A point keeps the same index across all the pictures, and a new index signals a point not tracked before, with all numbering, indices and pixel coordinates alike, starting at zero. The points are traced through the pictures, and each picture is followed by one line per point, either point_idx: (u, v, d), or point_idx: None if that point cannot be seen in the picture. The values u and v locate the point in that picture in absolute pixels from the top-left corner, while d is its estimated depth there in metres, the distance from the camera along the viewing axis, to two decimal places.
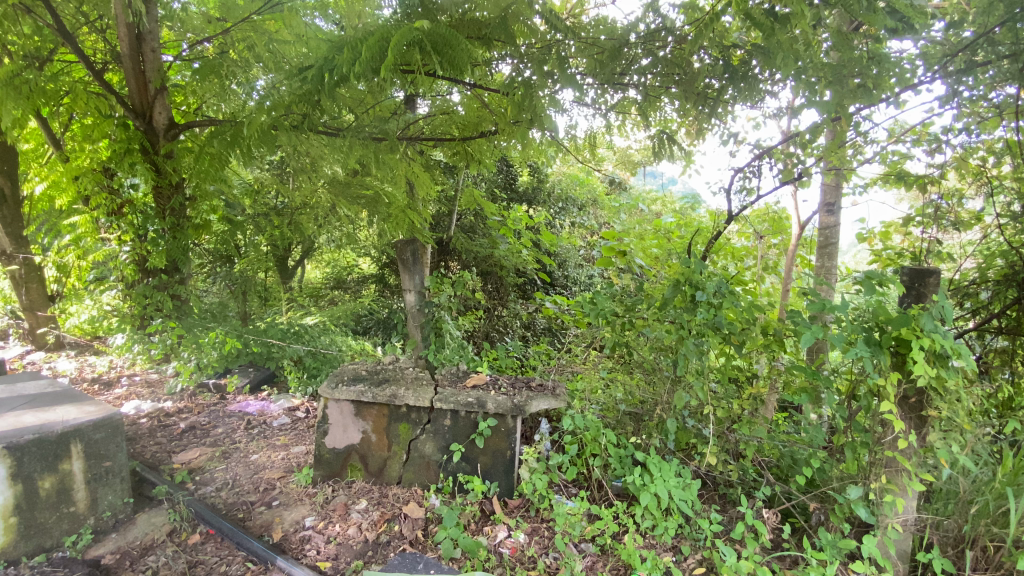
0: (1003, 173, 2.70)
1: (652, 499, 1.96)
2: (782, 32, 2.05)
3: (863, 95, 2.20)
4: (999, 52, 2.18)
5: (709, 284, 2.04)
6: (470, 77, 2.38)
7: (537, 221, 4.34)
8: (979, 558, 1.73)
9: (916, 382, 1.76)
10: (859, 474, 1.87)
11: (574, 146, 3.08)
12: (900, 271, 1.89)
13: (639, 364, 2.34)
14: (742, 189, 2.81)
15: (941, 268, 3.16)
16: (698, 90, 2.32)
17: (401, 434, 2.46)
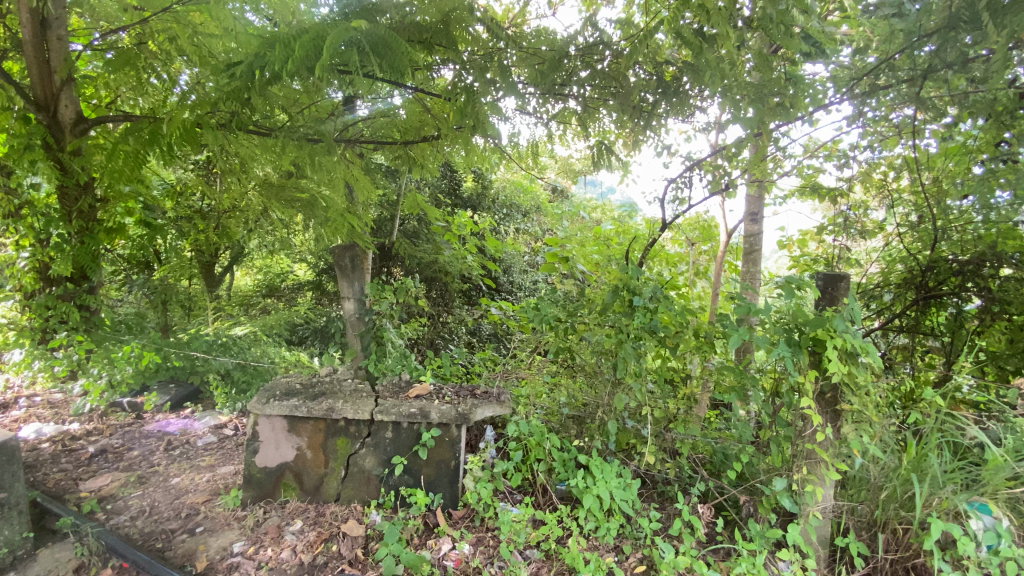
0: (902, 187, 2.99)
1: (595, 501, 1.99)
2: (710, 52, 2.18)
3: (783, 113, 2.37)
4: (899, 76, 2.36)
5: (645, 290, 2.13)
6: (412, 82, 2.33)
7: (482, 227, 4.32)
8: (890, 540, 1.88)
9: (831, 378, 1.89)
10: (783, 466, 1.99)
11: (517, 153, 3.11)
12: (816, 277, 2.04)
13: (582, 368, 2.37)
14: (675, 199, 2.95)
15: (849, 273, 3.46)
16: (634, 104, 2.42)
17: (339, 449, 2.36)
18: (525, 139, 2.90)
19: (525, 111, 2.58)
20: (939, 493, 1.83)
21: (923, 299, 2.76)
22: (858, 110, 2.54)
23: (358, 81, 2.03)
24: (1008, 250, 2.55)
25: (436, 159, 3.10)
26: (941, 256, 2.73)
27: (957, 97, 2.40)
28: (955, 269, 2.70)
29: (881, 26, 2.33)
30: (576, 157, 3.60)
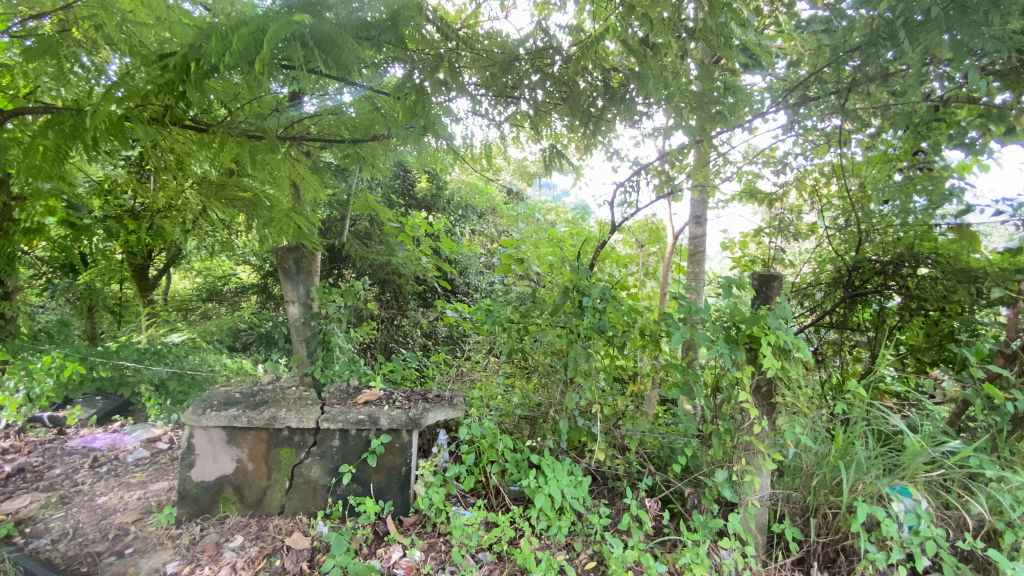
0: (831, 193, 3.19)
1: (546, 500, 2.00)
2: (654, 60, 2.26)
3: (723, 121, 2.45)
4: (827, 89, 2.56)
5: (594, 290, 2.18)
6: (362, 80, 2.30)
7: (436, 229, 4.27)
8: (821, 524, 2.00)
9: (766, 373, 1.99)
10: (724, 458, 2.08)
11: (470, 154, 3.10)
12: (752, 277, 2.14)
13: (535, 369, 2.39)
14: (624, 202, 3.03)
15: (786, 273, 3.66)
16: (582, 109, 2.53)
17: (283, 460, 2.26)
18: (478, 141, 2.89)
19: (478, 113, 2.58)
20: (864, 479, 1.95)
21: (850, 297, 2.93)
22: (793, 118, 2.72)
23: (301, 77, 1.99)
24: (924, 251, 2.77)
25: (387, 158, 3.05)
26: (865, 257, 2.92)
27: (879, 109, 2.59)
28: (877, 269, 2.90)
29: (812, 40, 2.47)
30: (529, 160, 3.63)
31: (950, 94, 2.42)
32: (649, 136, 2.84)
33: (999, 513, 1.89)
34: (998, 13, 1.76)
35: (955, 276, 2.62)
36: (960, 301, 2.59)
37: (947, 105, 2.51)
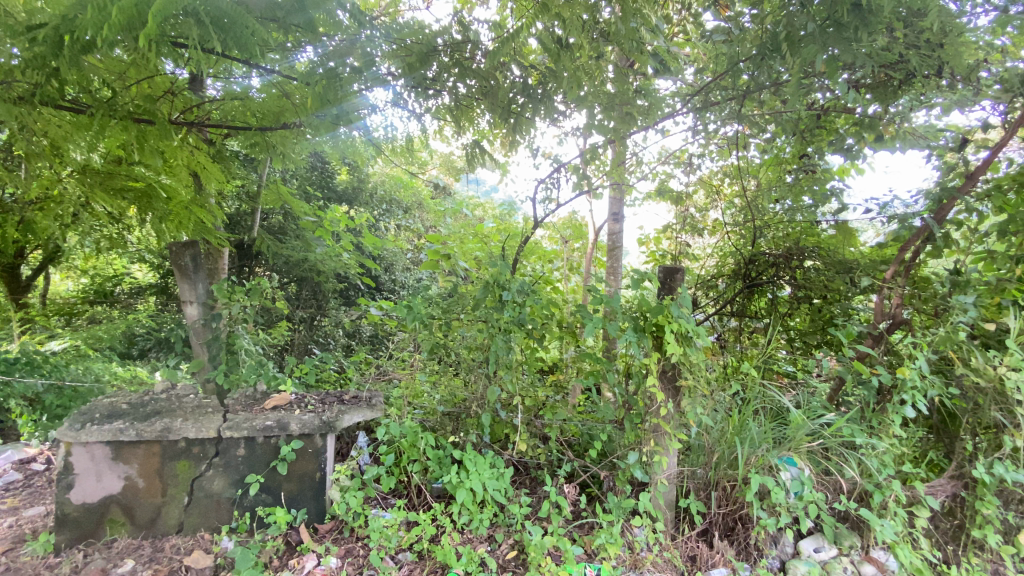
0: (731, 192, 3.45)
1: (467, 494, 1.99)
2: (568, 58, 2.32)
3: (631, 122, 2.64)
4: (727, 95, 2.76)
5: (513, 284, 2.18)
6: (269, 65, 2.16)
7: (357, 223, 4.11)
8: (721, 496, 2.16)
9: (671, 359, 2.12)
10: (637, 441, 2.19)
11: (393, 148, 3.04)
12: (659, 270, 2.28)
13: (457, 364, 2.37)
14: (546, 198, 3.08)
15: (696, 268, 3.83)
16: (502, 103, 2.56)
17: (180, 474, 2.09)
18: (402, 136, 2.85)
19: (398, 104, 2.51)
20: (757, 452, 2.13)
21: (749, 288, 3.18)
22: (699, 122, 2.94)
23: (198, 57, 1.82)
24: (808, 245, 3.08)
25: (300, 148, 2.90)
26: (760, 251, 3.18)
27: (771, 116, 2.83)
28: (770, 262, 3.16)
29: (714, 48, 2.63)
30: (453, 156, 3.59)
31: (829, 104, 2.69)
32: (569, 135, 2.91)
33: (868, 477, 2.09)
34: (867, 31, 1.97)
35: (833, 267, 2.94)
36: (839, 289, 2.90)
37: (827, 113, 2.78)
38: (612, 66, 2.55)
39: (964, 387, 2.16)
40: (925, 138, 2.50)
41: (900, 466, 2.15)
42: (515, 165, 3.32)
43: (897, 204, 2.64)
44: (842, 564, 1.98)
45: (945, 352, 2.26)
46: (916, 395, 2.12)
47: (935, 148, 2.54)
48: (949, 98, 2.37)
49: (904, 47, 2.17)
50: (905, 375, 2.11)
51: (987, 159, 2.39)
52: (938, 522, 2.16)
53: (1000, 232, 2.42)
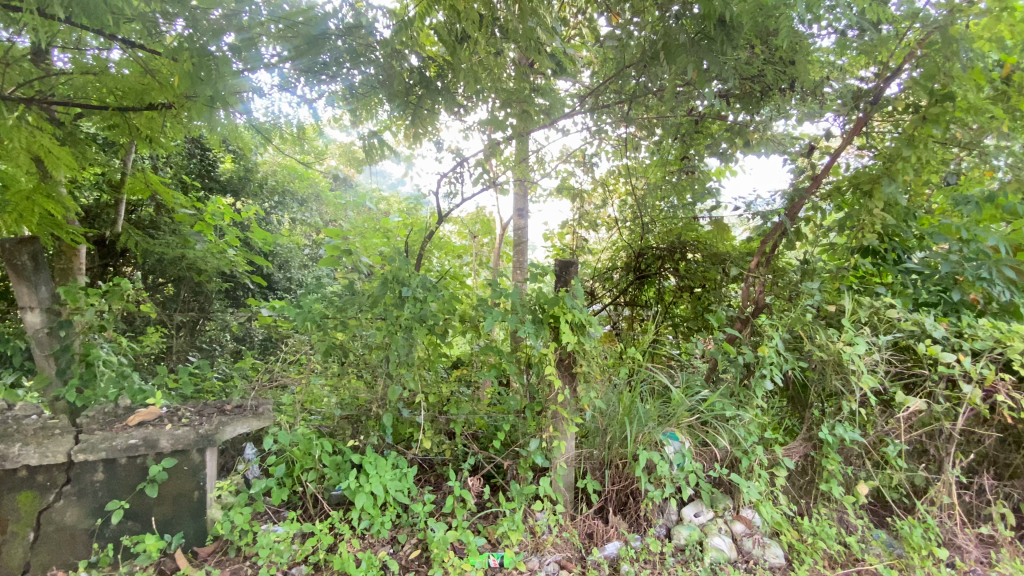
0: (620, 188, 3.59)
1: (367, 498, 1.92)
2: (466, 50, 2.35)
3: (528, 120, 2.73)
4: (617, 98, 2.90)
5: (413, 280, 2.10)
6: (133, 37, 2.00)
7: (245, 216, 3.77)
8: (615, 474, 2.30)
9: (567, 348, 2.21)
10: (538, 429, 2.25)
11: (289, 135, 2.87)
12: (556, 264, 2.39)
13: (356, 365, 2.27)
14: (449, 192, 3.04)
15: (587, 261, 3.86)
16: (402, 91, 2.51)
17: (21, 508, 1.82)
18: (300, 123, 2.75)
19: (285, 88, 2.31)
20: (645, 430, 2.29)
21: (637, 279, 3.50)
22: (595, 122, 3.06)
23: (36, 25, 1.59)
24: (688, 240, 3.38)
25: (170, 130, 2.63)
26: (649, 245, 3.46)
27: (657, 120, 3.01)
28: (656, 256, 3.48)
29: (604, 52, 2.74)
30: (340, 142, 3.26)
31: (706, 111, 2.92)
32: (474, 130, 2.90)
33: (738, 445, 2.34)
34: (730, 45, 2.19)
35: (710, 260, 3.29)
36: (714, 278, 3.25)
37: (704, 119, 3.02)
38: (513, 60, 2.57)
39: (812, 360, 2.48)
40: (782, 145, 2.89)
41: (763, 433, 2.43)
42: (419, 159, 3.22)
43: (760, 202, 3.02)
44: (717, 525, 2.20)
45: (797, 331, 2.59)
46: (774, 368, 2.41)
47: (790, 153, 2.92)
48: (801, 109, 2.67)
49: (762, 62, 2.44)
50: (764, 353, 2.39)
51: (829, 163, 2.72)
52: (794, 479, 2.48)
53: (840, 226, 2.80)
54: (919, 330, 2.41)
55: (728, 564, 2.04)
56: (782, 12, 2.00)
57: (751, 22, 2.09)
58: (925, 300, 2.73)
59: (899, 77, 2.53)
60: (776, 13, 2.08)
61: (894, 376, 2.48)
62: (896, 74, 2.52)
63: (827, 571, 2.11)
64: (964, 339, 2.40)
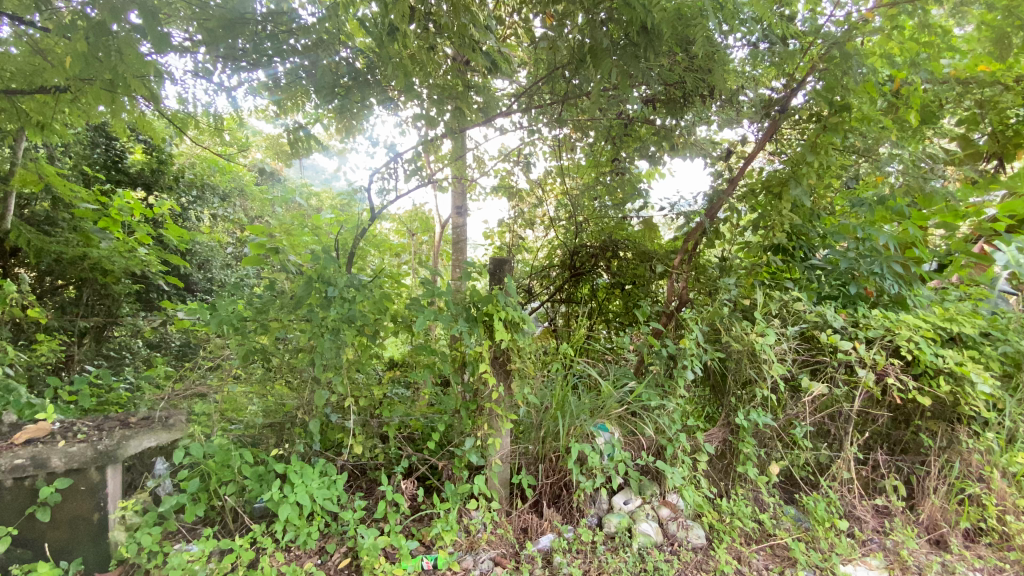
0: (555, 185, 3.64)
1: (292, 509, 1.83)
2: (393, 47, 2.26)
3: (461, 116, 2.71)
4: (547, 99, 2.95)
5: (340, 279, 2.01)
6: (32, 15, 1.85)
7: (157, 212, 3.48)
8: (548, 468, 2.35)
9: (501, 346, 2.22)
10: (472, 428, 2.25)
11: (208, 125, 2.69)
12: (490, 263, 2.41)
13: (279, 369, 2.16)
14: (382, 189, 2.96)
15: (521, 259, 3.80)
16: (328, 85, 2.34)
17: None
18: (221, 113, 2.57)
19: (200, 75, 2.28)
20: (577, 423, 2.35)
21: (572, 276, 3.58)
22: (531, 122, 3.11)
23: None
24: (619, 239, 3.49)
25: (67, 116, 2.39)
26: (583, 244, 3.55)
27: (590, 122, 3.05)
28: (589, 254, 3.57)
29: (537, 52, 2.77)
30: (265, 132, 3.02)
31: (635, 116, 2.96)
32: (412, 126, 2.78)
33: (663, 434, 2.45)
34: (652, 50, 2.28)
35: (640, 257, 3.39)
36: (643, 276, 3.38)
37: (632, 123, 3.06)
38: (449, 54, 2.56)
39: (730, 350, 2.64)
40: (704, 149, 2.99)
41: (686, 421, 2.56)
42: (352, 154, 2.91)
43: (683, 203, 3.29)
44: (645, 511, 2.30)
45: (717, 325, 2.74)
46: (694, 359, 2.55)
47: (711, 158, 3.06)
48: (720, 116, 2.85)
49: (683, 70, 2.57)
50: (686, 345, 2.53)
51: (744, 167, 2.93)
52: (714, 463, 2.63)
53: (755, 225, 3.00)
54: (822, 321, 2.62)
55: (655, 548, 2.14)
56: (698, 23, 2.15)
57: (671, 30, 2.21)
58: (828, 293, 2.98)
59: (804, 89, 2.73)
60: (693, 23, 2.22)
61: (801, 363, 2.68)
62: (800, 86, 2.72)
63: (743, 548, 2.26)
64: (860, 329, 2.64)
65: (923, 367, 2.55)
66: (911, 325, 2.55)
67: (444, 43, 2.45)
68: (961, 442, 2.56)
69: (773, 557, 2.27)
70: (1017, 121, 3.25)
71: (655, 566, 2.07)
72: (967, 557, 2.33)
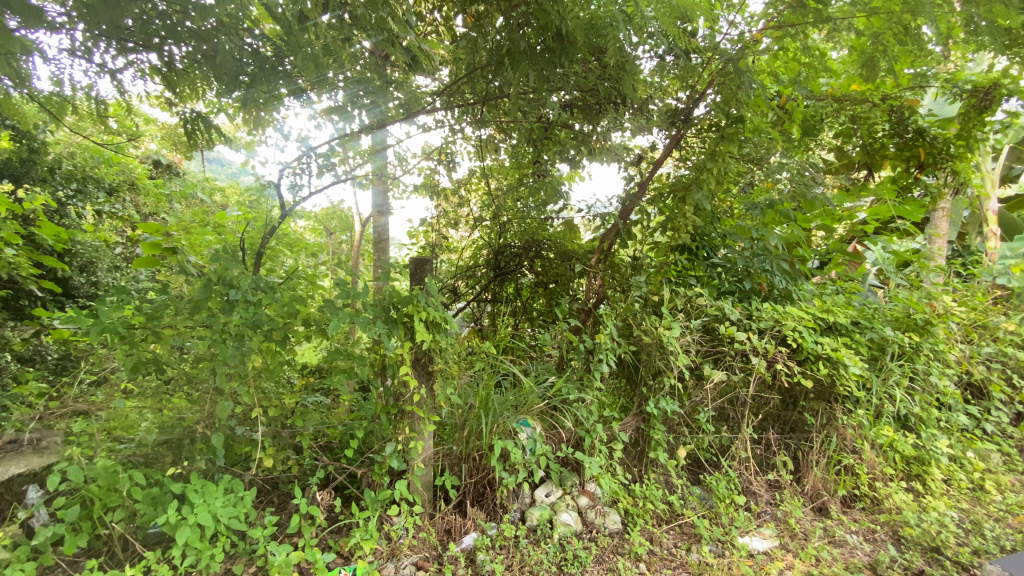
0: (480, 186, 3.64)
1: (193, 531, 1.69)
2: (301, 35, 2.07)
3: (377, 109, 2.74)
4: (469, 98, 2.95)
5: (243, 281, 1.88)
6: None
7: (29, 206, 3.02)
8: (471, 467, 2.36)
9: (421, 347, 2.19)
10: (393, 432, 2.21)
11: (89, 111, 2.41)
12: (410, 262, 2.36)
13: (177, 380, 1.99)
14: (293, 184, 2.79)
15: (443, 258, 3.71)
16: (229, 73, 2.20)
17: None
18: (107, 98, 2.32)
19: (80, 54, 2.03)
20: (500, 421, 2.39)
21: (497, 276, 3.60)
22: (455, 120, 3.13)
23: None
24: (541, 238, 3.57)
25: None
26: (507, 243, 3.57)
27: (512, 124, 3.08)
28: (513, 253, 3.59)
29: (456, 51, 2.75)
30: (158, 120, 2.82)
31: (555, 120, 3.04)
32: (328, 120, 2.65)
33: (582, 426, 2.55)
34: (566, 56, 2.36)
35: (561, 257, 3.51)
36: (564, 275, 3.50)
37: (552, 127, 3.14)
38: (367, 44, 2.33)
39: (642, 344, 2.81)
40: (618, 154, 3.18)
41: (603, 412, 2.68)
42: (263, 149, 2.66)
43: (599, 207, 3.41)
44: (565, 502, 2.39)
45: (631, 320, 2.90)
46: (608, 353, 2.69)
47: (624, 162, 3.23)
48: (632, 124, 3.01)
49: (596, 78, 2.68)
50: (602, 340, 2.65)
51: (652, 172, 3.12)
52: (629, 451, 2.78)
53: (664, 226, 3.20)
54: (721, 314, 2.86)
55: (574, 537, 2.23)
56: (609, 33, 2.28)
57: (584, 39, 2.33)
58: (727, 289, 3.27)
59: (704, 101, 2.92)
60: (604, 33, 2.35)
61: (705, 353, 2.90)
62: (701, 98, 2.90)
63: (655, 529, 2.42)
64: (753, 320, 2.92)
65: (806, 353, 2.86)
66: (795, 316, 2.87)
67: (363, 37, 2.29)
68: (838, 419, 2.89)
69: (681, 535, 2.46)
70: (882, 135, 3.63)
71: (574, 554, 2.15)
72: (843, 521, 2.65)
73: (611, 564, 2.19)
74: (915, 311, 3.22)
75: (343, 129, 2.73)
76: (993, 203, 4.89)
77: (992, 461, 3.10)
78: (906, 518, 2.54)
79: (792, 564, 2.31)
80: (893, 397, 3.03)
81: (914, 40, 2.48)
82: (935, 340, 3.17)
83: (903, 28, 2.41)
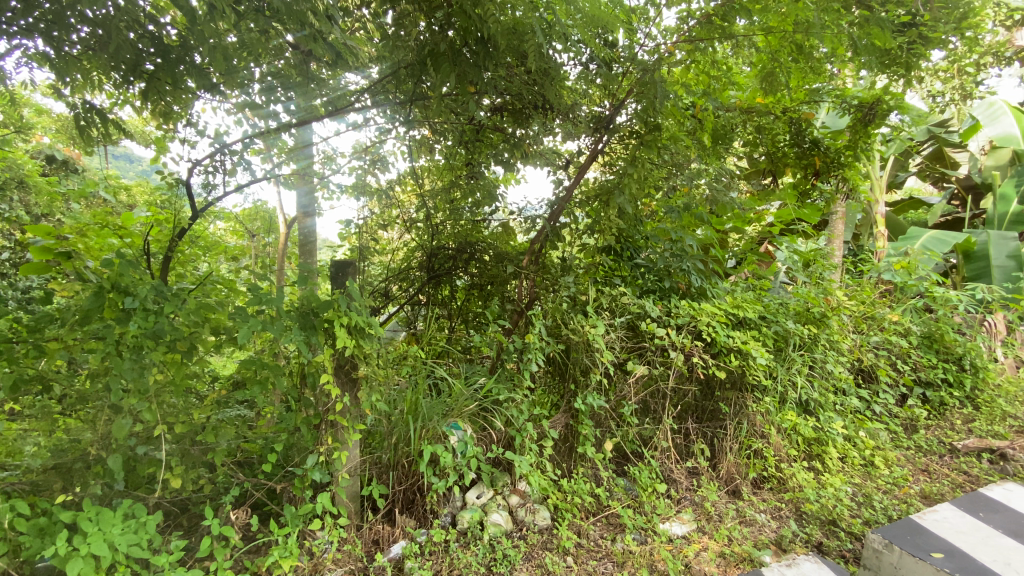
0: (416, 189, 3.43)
1: (87, 563, 1.56)
2: (206, 22, 1.90)
3: (297, 106, 2.68)
4: (396, 96, 2.87)
5: (142, 288, 1.76)
6: None
7: None
8: (399, 474, 2.34)
9: (344, 353, 2.14)
10: (315, 443, 2.15)
11: None
12: (331, 266, 2.31)
13: (66, 399, 1.82)
14: (206, 184, 2.63)
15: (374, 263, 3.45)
16: (127, 61, 2.03)
17: None
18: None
19: None
20: (428, 426, 2.38)
21: (431, 278, 3.51)
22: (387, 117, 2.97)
23: None
24: (476, 241, 3.48)
25: None
26: (443, 244, 3.46)
27: (444, 125, 3.09)
28: (448, 255, 3.50)
29: (380, 49, 2.69)
30: (50, 111, 2.57)
31: (486, 122, 3.12)
32: (245, 114, 2.59)
33: (511, 426, 2.59)
34: (487, 58, 2.38)
35: (497, 262, 3.43)
36: (499, 278, 3.45)
37: (484, 129, 3.19)
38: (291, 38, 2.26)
39: (570, 343, 2.88)
40: (547, 158, 3.23)
41: (533, 411, 2.73)
42: (174, 147, 2.55)
43: (530, 208, 3.52)
44: (496, 502, 2.42)
45: (559, 320, 2.97)
46: (538, 353, 2.72)
47: (553, 166, 3.28)
48: (563, 129, 3.09)
49: (521, 84, 2.76)
50: (531, 340, 2.70)
51: (577, 177, 3.21)
52: (558, 448, 2.85)
53: (591, 229, 3.32)
54: (643, 312, 3.01)
55: (504, 537, 2.27)
56: (530, 39, 2.31)
57: (506, 43, 2.36)
58: (648, 288, 3.45)
59: (624, 109, 3.03)
60: (525, 35, 2.37)
61: (629, 349, 3.03)
62: (622, 105, 3.01)
63: (583, 522, 2.51)
64: (671, 317, 3.09)
65: (720, 347, 3.06)
66: (709, 313, 3.06)
67: (282, 31, 2.18)
68: (748, 407, 3.12)
69: (607, 526, 2.57)
70: (784, 144, 3.95)
71: (504, 553, 2.20)
72: (753, 501, 2.87)
73: (539, 559, 2.26)
74: (813, 305, 3.56)
75: (258, 125, 2.65)
76: (881, 208, 5.47)
77: (881, 439, 3.47)
78: (807, 495, 2.79)
79: (707, 545, 2.48)
80: (796, 384, 3.31)
81: (807, 57, 2.88)
82: (830, 331, 3.51)
83: (798, 46, 2.78)
